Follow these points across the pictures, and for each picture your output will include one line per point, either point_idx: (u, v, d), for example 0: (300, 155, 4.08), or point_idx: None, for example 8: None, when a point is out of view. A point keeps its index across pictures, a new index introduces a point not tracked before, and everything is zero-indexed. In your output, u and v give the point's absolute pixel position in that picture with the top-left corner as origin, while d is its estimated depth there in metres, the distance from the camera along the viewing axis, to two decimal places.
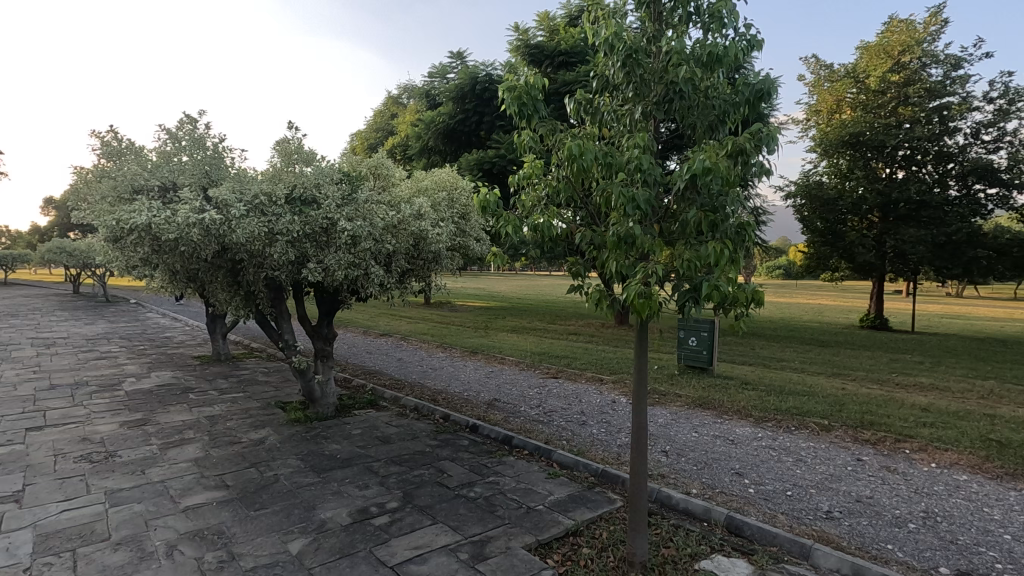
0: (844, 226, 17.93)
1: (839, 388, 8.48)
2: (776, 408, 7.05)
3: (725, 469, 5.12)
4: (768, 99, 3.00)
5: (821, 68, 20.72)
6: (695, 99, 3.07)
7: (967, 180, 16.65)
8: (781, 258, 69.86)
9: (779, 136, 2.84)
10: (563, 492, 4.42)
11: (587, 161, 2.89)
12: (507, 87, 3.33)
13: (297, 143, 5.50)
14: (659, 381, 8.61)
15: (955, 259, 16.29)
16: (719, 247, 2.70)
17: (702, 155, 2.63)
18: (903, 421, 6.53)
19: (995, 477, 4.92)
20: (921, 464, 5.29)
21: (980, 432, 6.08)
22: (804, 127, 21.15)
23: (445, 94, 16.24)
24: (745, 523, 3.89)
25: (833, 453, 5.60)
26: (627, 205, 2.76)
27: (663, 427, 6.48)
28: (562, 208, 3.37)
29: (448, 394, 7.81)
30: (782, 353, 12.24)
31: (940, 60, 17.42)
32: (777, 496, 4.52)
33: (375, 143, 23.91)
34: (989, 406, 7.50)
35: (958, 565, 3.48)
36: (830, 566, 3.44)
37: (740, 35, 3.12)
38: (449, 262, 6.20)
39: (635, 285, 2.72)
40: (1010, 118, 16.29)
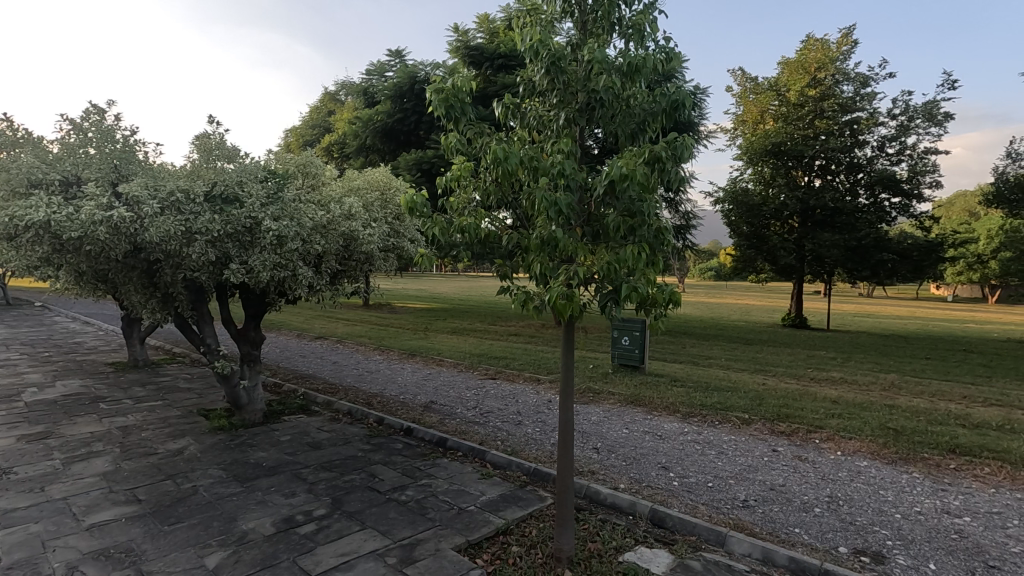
0: (767, 231, 18.99)
1: (759, 383, 9.00)
2: (701, 404, 7.38)
3: (652, 464, 5.33)
4: (684, 110, 3.16)
5: (747, 80, 21.94)
6: (616, 108, 3.20)
7: (874, 189, 18.08)
8: (712, 261, 73.57)
9: (693, 145, 2.99)
10: (495, 492, 4.45)
11: (511, 164, 2.93)
12: (434, 90, 3.33)
13: (218, 138, 5.26)
14: (594, 380, 8.82)
15: (864, 262, 17.64)
16: (637, 251, 2.82)
17: (620, 162, 2.74)
18: (815, 413, 7.01)
19: (890, 462, 5.39)
20: (828, 453, 5.70)
21: (880, 421, 6.63)
22: (731, 135, 22.33)
23: (383, 93, 15.96)
24: (668, 515, 4.06)
25: (752, 445, 5.94)
26: (549, 208, 2.82)
27: (596, 424, 6.65)
28: (491, 210, 3.40)
29: (384, 398, 7.68)
30: (710, 350, 12.87)
31: (850, 77, 18.82)
32: (699, 487, 4.76)
33: (311, 140, 23.19)
34: (890, 397, 8.19)
35: (855, 544, 3.78)
36: (743, 551, 3.65)
37: (659, 48, 3.28)
38: (383, 262, 6.10)
39: (557, 287, 2.78)
40: (910, 133, 17.86)
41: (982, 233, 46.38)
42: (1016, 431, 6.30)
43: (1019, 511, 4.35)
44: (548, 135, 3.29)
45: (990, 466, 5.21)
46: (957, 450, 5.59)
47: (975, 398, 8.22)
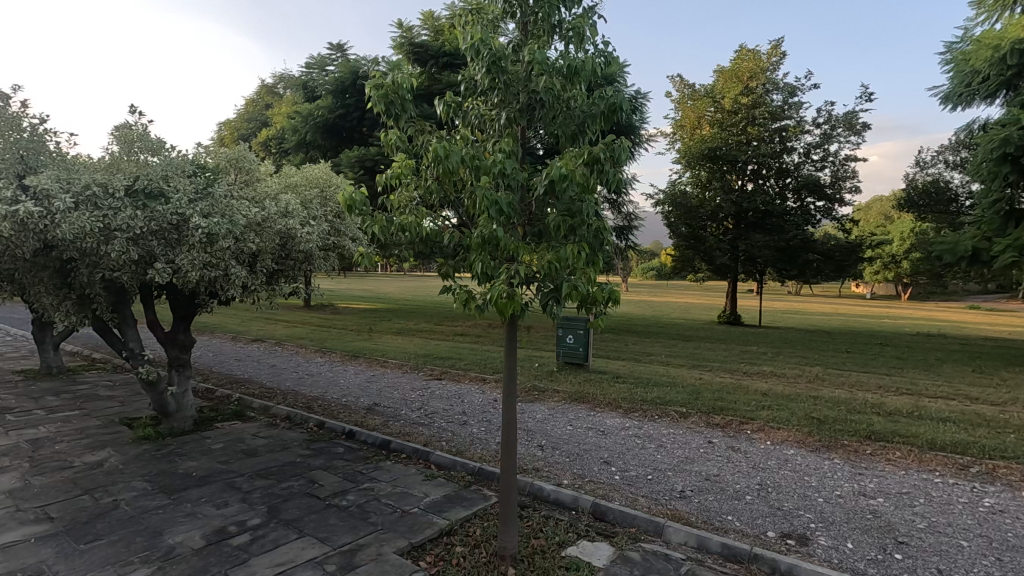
0: (704, 232, 19.82)
1: (697, 377, 9.38)
2: (642, 399, 7.60)
3: (595, 459, 5.43)
4: (621, 113, 3.24)
5: (685, 87, 22.80)
6: (556, 110, 3.25)
7: (801, 193, 19.21)
8: (654, 261, 76.04)
9: (629, 147, 3.08)
10: (439, 493, 4.42)
11: (452, 163, 2.92)
12: (373, 86, 3.25)
13: (141, 129, 4.95)
14: (540, 378, 8.91)
15: (792, 262, 18.70)
16: (576, 250, 2.87)
17: (559, 162, 2.78)
18: (747, 405, 7.37)
19: (814, 450, 5.74)
20: (759, 443, 6.00)
21: (805, 411, 7.06)
22: (670, 140, 23.13)
23: (323, 87, 15.50)
24: (609, 508, 4.15)
25: (689, 437, 6.17)
26: (490, 207, 2.83)
27: (541, 422, 6.72)
28: (434, 208, 3.37)
29: (325, 401, 7.46)
30: (651, 347, 13.29)
31: (779, 87, 19.91)
32: (639, 480, 4.90)
33: (246, 134, 22.23)
34: (814, 388, 8.72)
35: (782, 528, 4.00)
36: (680, 540, 3.79)
37: (599, 52, 3.35)
38: (323, 262, 5.92)
39: (498, 287, 2.79)
40: (833, 141, 19.08)
41: (895, 235, 50.25)
42: (923, 417, 6.86)
43: (925, 490, 4.73)
44: (490, 135, 3.29)
45: (901, 450, 5.64)
46: (872, 436, 6.02)
47: (889, 388, 8.89)
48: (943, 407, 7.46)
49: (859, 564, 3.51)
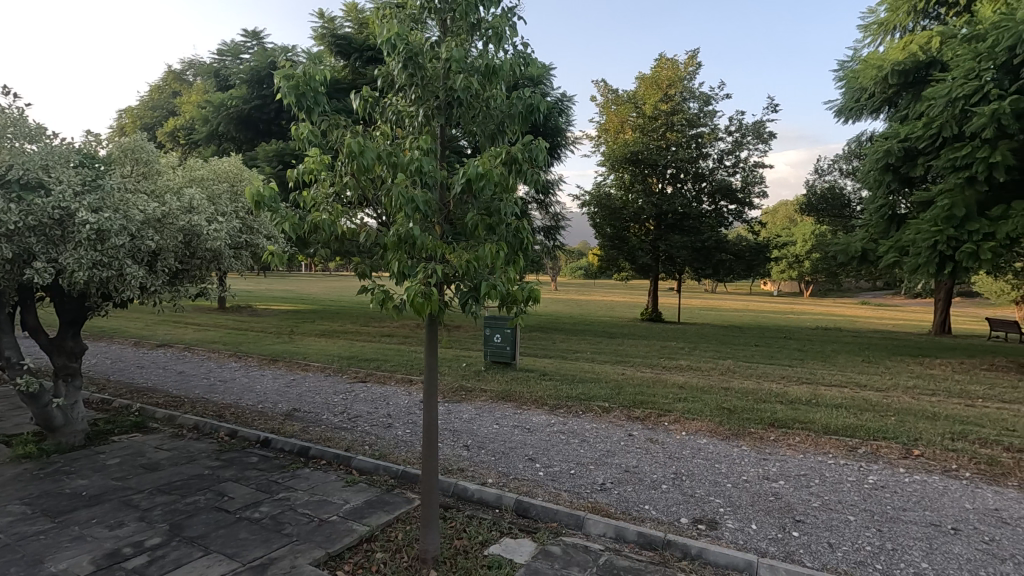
0: (627, 232, 20.59)
1: (620, 373, 9.71)
2: (567, 396, 7.76)
3: (520, 457, 5.49)
4: (539, 115, 3.28)
5: (609, 92, 23.54)
6: (474, 109, 3.25)
7: (715, 197, 20.38)
8: (581, 261, 78.07)
9: (546, 148, 3.12)
10: (360, 499, 4.29)
11: (367, 159, 2.85)
12: (283, 76, 3.10)
13: (16, 114, 4.45)
14: (467, 377, 8.88)
15: (707, 262, 19.84)
16: (495, 249, 2.87)
17: (476, 161, 2.78)
18: (666, 398, 7.72)
19: (725, 438, 6.11)
20: (675, 434, 6.29)
21: (718, 402, 7.49)
22: (595, 142, 23.83)
23: (237, 76, 14.65)
24: (532, 505, 4.20)
25: (611, 431, 6.38)
26: (406, 205, 2.77)
27: (467, 422, 6.70)
28: (351, 206, 3.27)
29: (238, 408, 7.06)
30: (577, 344, 13.62)
31: (696, 95, 20.96)
32: (562, 475, 5.00)
33: (151, 123, 20.64)
34: (726, 380, 9.28)
35: (694, 515, 4.21)
36: (599, 531, 3.90)
37: (517, 52, 3.37)
38: (233, 262, 5.58)
39: (415, 286, 2.74)
40: (743, 148, 20.36)
41: (799, 236, 54.47)
42: (818, 404, 7.48)
43: (819, 471, 5.16)
44: (408, 131, 3.23)
45: (800, 435, 6.11)
46: (775, 423, 6.49)
47: (792, 378, 9.63)
48: (836, 394, 8.17)
49: (761, 543, 3.76)
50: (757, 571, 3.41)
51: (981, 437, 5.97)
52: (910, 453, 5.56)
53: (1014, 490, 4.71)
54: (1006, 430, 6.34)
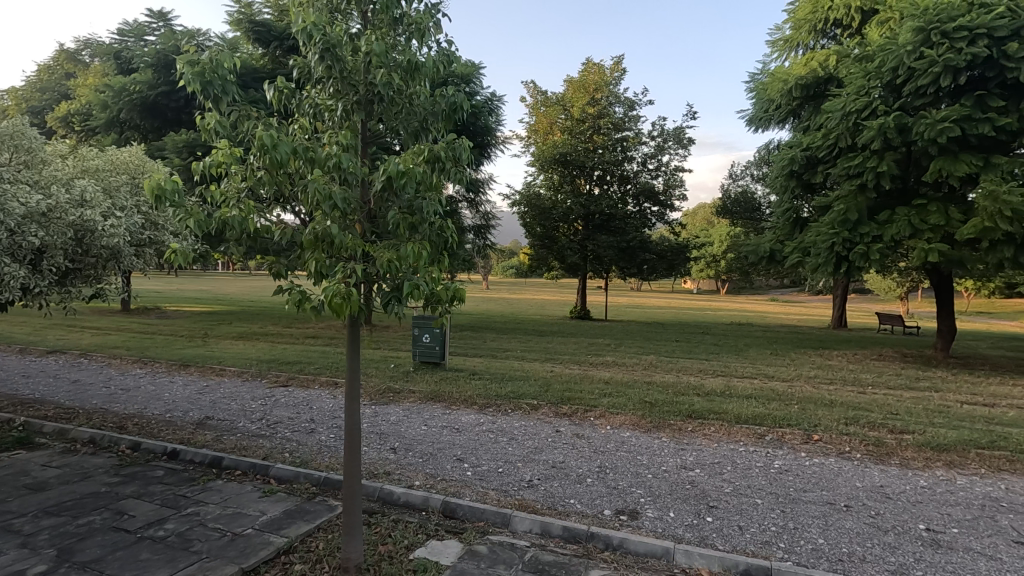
0: (556, 232, 20.99)
1: (548, 370, 9.88)
2: (496, 394, 7.79)
3: (448, 457, 5.45)
4: (462, 113, 3.27)
5: (538, 93, 23.86)
6: (397, 105, 3.18)
7: (640, 199, 21.17)
8: (513, 259, 78.83)
9: (470, 147, 3.11)
10: (278, 509, 4.10)
11: (281, 153, 2.72)
12: (187, 61, 2.89)
13: None
14: (395, 379, 8.70)
15: (632, 261, 20.61)
16: (418, 248, 2.83)
17: (398, 158, 2.72)
18: (593, 393, 7.93)
19: (647, 430, 6.37)
20: (600, 428, 6.48)
21: (641, 396, 7.79)
22: (525, 143, 24.10)
23: (140, 59, 13.54)
24: (458, 505, 4.18)
25: (539, 428, 6.47)
26: (323, 202, 2.67)
27: (394, 424, 6.56)
28: (265, 202, 3.11)
29: (143, 418, 6.54)
30: (507, 343, 13.72)
31: (621, 100, 21.65)
32: (490, 474, 5.02)
33: (39, 107, 18.70)
34: (648, 375, 9.67)
35: (616, 506, 4.36)
36: (525, 528, 3.94)
37: (441, 50, 3.33)
38: (135, 261, 5.15)
39: (333, 286, 2.65)
40: (665, 152, 21.30)
41: (716, 237, 57.63)
42: (732, 395, 7.96)
43: (731, 458, 5.49)
44: (327, 126, 3.12)
45: (715, 425, 6.47)
46: (693, 414, 6.84)
47: (708, 371, 10.20)
48: (747, 385, 8.72)
49: (678, 530, 3.95)
50: (673, 557, 3.57)
51: (871, 421, 6.57)
52: (811, 438, 6.03)
53: (896, 468, 5.23)
54: (891, 413, 7.02)
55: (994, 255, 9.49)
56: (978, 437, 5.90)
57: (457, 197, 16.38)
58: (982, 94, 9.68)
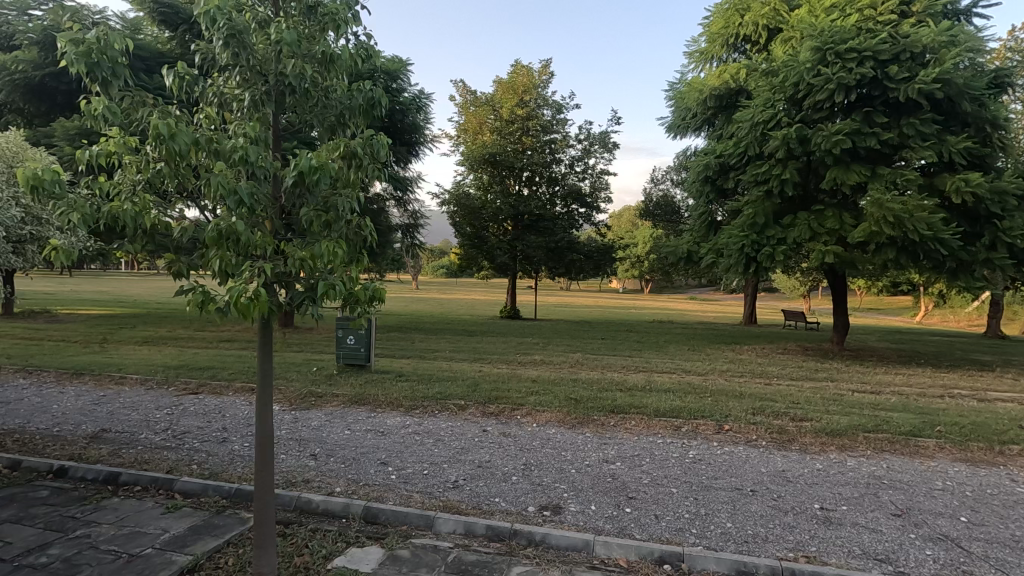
0: (486, 232, 21.09)
1: (477, 370, 9.87)
2: (423, 396, 7.68)
3: (372, 461, 5.31)
4: (380, 108, 3.20)
5: (468, 92, 23.78)
6: (311, 97, 3.07)
7: (568, 200, 21.63)
8: (443, 259, 78.25)
9: (388, 144, 3.04)
10: (183, 525, 3.83)
11: (180, 144, 2.53)
12: (69, 39, 2.63)
13: None
14: (316, 383, 8.35)
15: (560, 261, 21.03)
16: (333, 247, 2.72)
17: (309, 153, 2.61)
18: (520, 392, 8.01)
19: (571, 426, 6.52)
20: (527, 426, 6.55)
21: (566, 393, 7.95)
22: (454, 142, 23.95)
23: (22, 35, 12.21)
24: (380, 510, 4.09)
25: (465, 428, 6.45)
26: (226, 197, 2.50)
27: (316, 429, 6.31)
28: (164, 195, 2.89)
29: (26, 434, 5.89)
30: (436, 344, 13.58)
31: (548, 103, 22.01)
32: (415, 477, 4.94)
33: None
34: (574, 372, 9.90)
35: (540, 502, 4.42)
36: (449, 529, 3.91)
37: (357, 43, 3.24)
38: (10, 257, 4.70)
39: (240, 286, 2.51)
40: (591, 156, 21.90)
41: (640, 238, 59.89)
42: (652, 390, 8.31)
43: (650, 450, 5.73)
44: (234, 116, 2.94)
45: (636, 419, 6.72)
46: (615, 409, 7.07)
47: (630, 367, 10.59)
48: (666, 380, 9.13)
49: (599, 522, 4.06)
50: (594, 549, 3.67)
51: (775, 410, 7.07)
52: (722, 428, 6.41)
53: (796, 453, 5.66)
54: (793, 403, 7.59)
55: (879, 257, 10.52)
56: (865, 422, 6.50)
57: (384, 195, 16.23)
58: (869, 111, 10.68)
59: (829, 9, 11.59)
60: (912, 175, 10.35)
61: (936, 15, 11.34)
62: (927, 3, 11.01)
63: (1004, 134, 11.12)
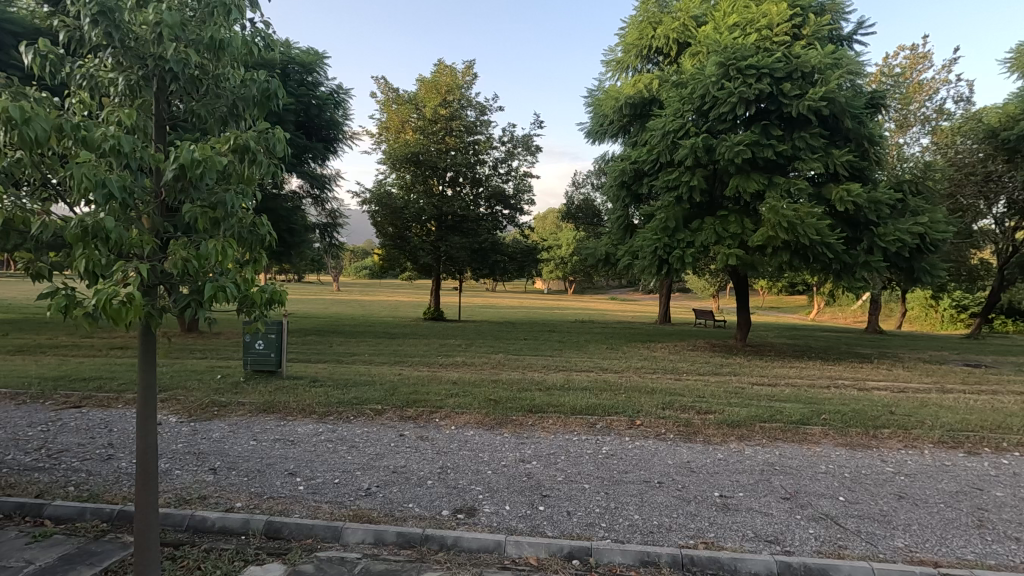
0: (409, 233, 20.73)
1: (396, 373, 9.67)
2: (338, 401, 7.41)
3: (278, 472, 5.04)
4: (277, 101, 3.03)
5: (390, 90, 23.27)
6: (199, 83, 2.85)
7: (491, 202, 21.70)
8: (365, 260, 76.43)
9: (285, 139, 2.90)
10: (53, 554, 3.44)
11: (39, 132, 2.28)
12: None
13: None
14: (220, 392, 7.78)
15: (483, 262, 21.09)
16: (221, 246, 2.54)
17: (192, 145, 2.43)
18: (439, 394, 7.91)
19: (490, 428, 6.52)
20: (445, 429, 6.49)
21: (486, 394, 7.94)
22: (376, 140, 23.36)
23: None
24: (283, 524, 3.88)
25: (381, 433, 6.28)
26: (93, 189, 2.27)
27: (217, 442, 5.89)
28: (25, 188, 2.59)
29: None
30: (355, 347, 13.14)
31: (472, 104, 21.95)
32: (324, 486, 4.73)
33: None
34: (495, 373, 9.94)
35: (454, 505, 4.38)
36: (357, 539, 3.78)
37: (253, 31, 3.09)
38: None
39: (109, 288, 2.28)
40: (515, 158, 22.12)
41: (563, 240, 61.37)
42: (570, 389, 8.48)
43: (566, 447, 5.85)
44: (108, 102, 2.69)
45: (553, 417, 6.84)
46: (533, 409, 7.15)
47: (551, 366, 10.76)
48: (584, 378, 9.38)
49: (513, 522, 4.08)
50: (504, 549, 3.68)
51: (682, 404, 7.44)
52: (634, 423, 6.65)
53: (700, 444, 5.99)
54: (699, 397, 8.04)
55: (775, 259, 11.40)
56: (762, 413, 6.99)
57: (299, 192, 15.59)
58: (766, 124, 11.54)
59: (731, 27, 12.41)
60: (803, 184, 11.28)
61: (822, 39, 12.43)
62: (814, 28, 12.05)
63: (879, 150, 12.41)
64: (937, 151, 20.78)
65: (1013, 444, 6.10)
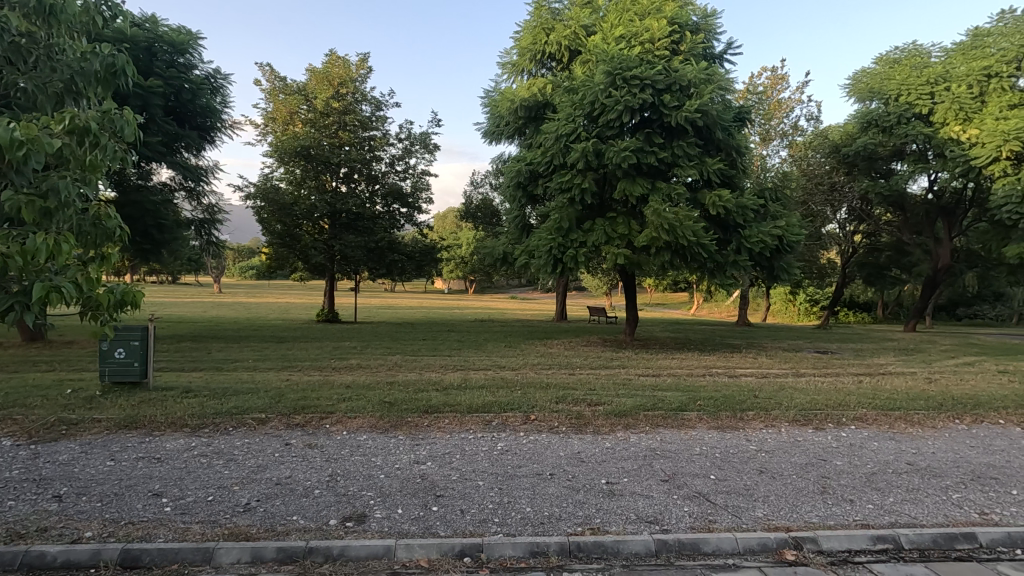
0: (300, 231, 19.73)
1: (283, 379, 9.10)
2: (215, 412, 6.81)
3: (140, 494, 4.54)
4: (125, 78, 2.73)
5: (277, 78, 21.87)
6: (27, 51, 2.57)
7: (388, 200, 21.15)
8: (251, 259, 71.40)
9: (135, 122, 2.61)
10: None
11: None
12: None
13: None
14: (70, 408, 6.84)
15: (380, 262, 20.59)
16: (53, 240, 2.22)
17: (14, 122, 2.12)
18: (329, 399, 7.55)
19: (383, 431, 6.34)
20: (336, 434, 6.21)
21: (380, 397, 7.71)
22: (260, 130, 21.85)
23: None
24: (143, 551, 3.50)
25: (264, 443, 5.88)
26: None
27: (64, 465, 5.16)
28: None
29: None
30: (238, 353, 12.16)
31: (367, 99, 21.18)
32: (195, 505, 4.33)
33: None
34: (391, 375, 9.70)
35: (343, 513, 4.21)
36: (231, 559, 3.50)
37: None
38: None
39: None
40: (412, 156, 21.74)
41: (463, 241, 61.40)
42: (467, 387, 8.49)
43: (461, 446, 5.84)
44: None
45: (449, 417, 6.81)
46: (429, 409, 7.07)
47: (450, 366, 10.68)
48: (481, 377, 9.42)
49: (404, 525, 4.00)
50: (394, 554, 3.59)
51: (575, 398, 7.74)
52: (528, 418, 6.79)
53: (589, 435, 6.26)
54: (590, 389, 8.41)
55: (658, 259, 12.20)
56: (647, 403, 7.45)
57: (168, 184, 14.16)
58: (649, 132, 12.35)
59: (618, 39, 13.07)
60: (681, 189, 12.20)
61: (697, 56, 13.49)
62: (690, 45, 13.04)
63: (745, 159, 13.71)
64: (793, 162, 23.39)
65: (850, 419, 7.03)
